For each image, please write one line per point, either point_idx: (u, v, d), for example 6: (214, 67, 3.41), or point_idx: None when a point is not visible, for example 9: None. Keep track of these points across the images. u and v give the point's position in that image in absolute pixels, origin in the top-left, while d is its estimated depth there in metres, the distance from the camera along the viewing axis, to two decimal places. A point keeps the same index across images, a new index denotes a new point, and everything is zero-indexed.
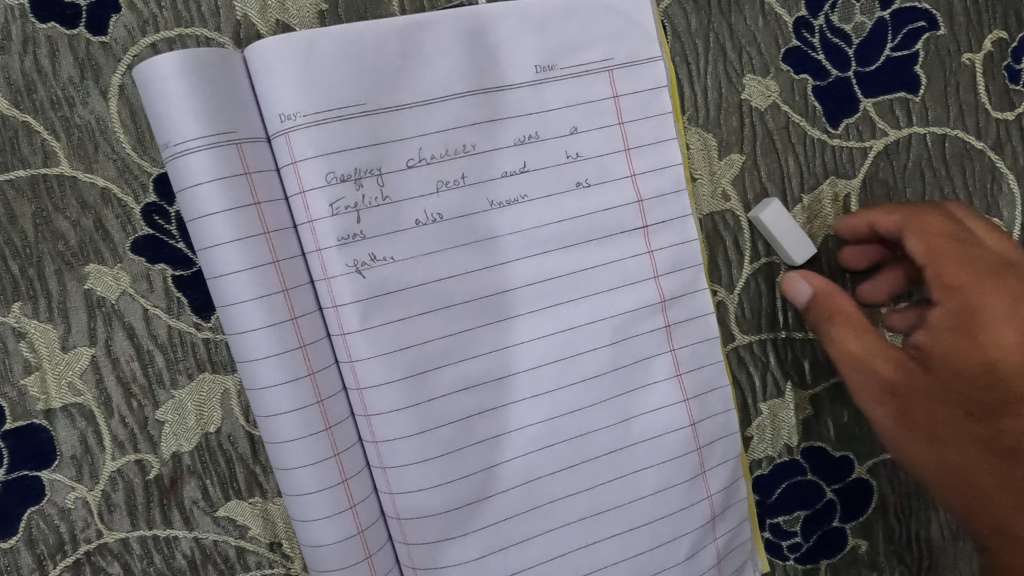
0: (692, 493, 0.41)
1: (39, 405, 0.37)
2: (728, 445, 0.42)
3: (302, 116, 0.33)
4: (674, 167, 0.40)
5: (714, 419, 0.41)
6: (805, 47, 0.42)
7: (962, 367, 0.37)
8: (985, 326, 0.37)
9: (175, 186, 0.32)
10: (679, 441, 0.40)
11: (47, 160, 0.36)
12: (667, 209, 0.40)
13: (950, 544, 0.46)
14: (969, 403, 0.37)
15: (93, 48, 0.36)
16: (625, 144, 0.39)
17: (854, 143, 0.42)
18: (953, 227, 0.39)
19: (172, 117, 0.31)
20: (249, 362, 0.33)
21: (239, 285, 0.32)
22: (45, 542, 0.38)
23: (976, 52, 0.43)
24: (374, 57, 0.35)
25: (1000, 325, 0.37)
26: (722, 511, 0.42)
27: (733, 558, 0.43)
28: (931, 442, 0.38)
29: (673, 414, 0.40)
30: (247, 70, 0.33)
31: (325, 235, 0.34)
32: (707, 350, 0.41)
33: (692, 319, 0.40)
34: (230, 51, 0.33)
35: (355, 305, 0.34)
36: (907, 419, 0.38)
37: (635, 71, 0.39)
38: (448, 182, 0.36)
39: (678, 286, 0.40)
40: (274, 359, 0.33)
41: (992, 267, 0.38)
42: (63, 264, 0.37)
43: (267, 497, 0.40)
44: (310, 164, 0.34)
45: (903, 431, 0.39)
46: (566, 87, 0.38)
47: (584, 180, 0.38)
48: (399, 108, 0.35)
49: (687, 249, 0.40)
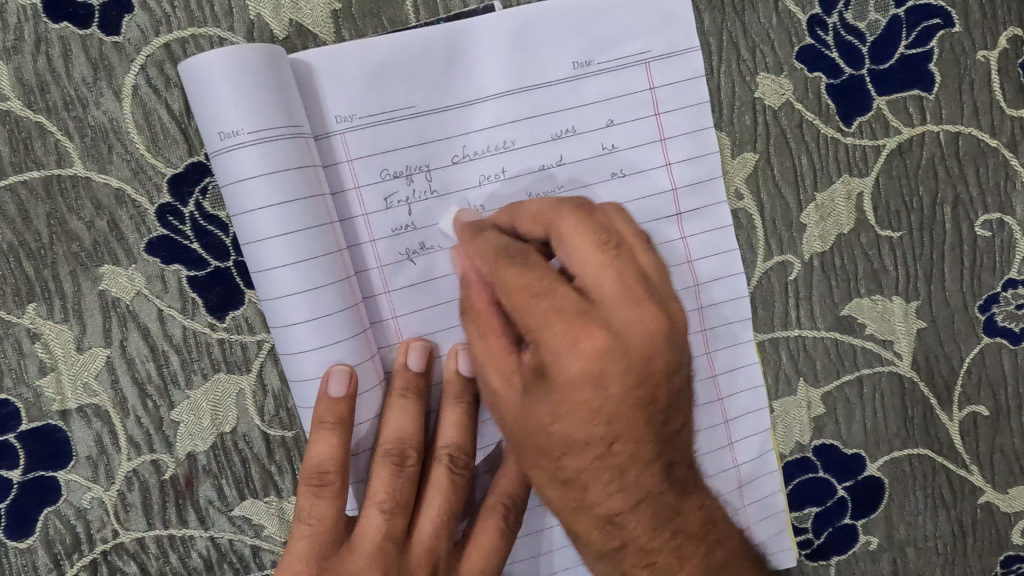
0: (719, 462, 0.43)
1: (54, 406, 0.37)
2: (758, 419, 0.43)
3: (357, 119, 0.37)
4: (711, 155, 0.41)
5: (742, 394, 0.43)
6: (819, 45, 0.41)
7: (542, 417, 0.33)
8: (557, 381, 0.32)
9: (223, 181, 0.33)
10: (708, 414, 0.42)
11: (61, 161, 0.36)
12: (701, 197, 0.41)
13: (959, 541, 0.46)
14: (538, 440, 0.34)
15: (106, 48, 0.36)
16: (660, 134, 0.40)
17: (867, 141, 0.42)
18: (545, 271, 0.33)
19: (225, 111, 0.32)
20: (300, 353, 0.35)
21: (290, 278, 0.33)
22: (62, 542, 0.38)
23: (991, 49, 0.42)
24: (420, 60, 0.37)
25: (596, 388, 0.32)
26: (750, 480, 0.44)
27: (765, 526, 0.44)
28: (563, 490, 0.35)
29: (701, 389, 0.42)
30: (303, 75, 0.36)
31: (377, 227, 0.38)
32: (739, 329, 0.42)
33: (726, 301, 0.42)
34: (274, 46, 0.33)
35: (404, 290, 0.38)
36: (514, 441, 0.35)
37: (671, 61, 0.40)
38: (489, 177, 0.39)
39: (712, 269, 0.41)
40: (330, 346, 0.35)
41: (585, 315, 0.32)
42: (78, 265, 0.37)
43: (282, 496, 0.40)
44: (364, 162, 0.37)
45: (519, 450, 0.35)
46: (602, 81, 0.39)
47: (619, 171, 0.40)
48: (443, 108, 0.38)
49: (721, 235, 0.41)
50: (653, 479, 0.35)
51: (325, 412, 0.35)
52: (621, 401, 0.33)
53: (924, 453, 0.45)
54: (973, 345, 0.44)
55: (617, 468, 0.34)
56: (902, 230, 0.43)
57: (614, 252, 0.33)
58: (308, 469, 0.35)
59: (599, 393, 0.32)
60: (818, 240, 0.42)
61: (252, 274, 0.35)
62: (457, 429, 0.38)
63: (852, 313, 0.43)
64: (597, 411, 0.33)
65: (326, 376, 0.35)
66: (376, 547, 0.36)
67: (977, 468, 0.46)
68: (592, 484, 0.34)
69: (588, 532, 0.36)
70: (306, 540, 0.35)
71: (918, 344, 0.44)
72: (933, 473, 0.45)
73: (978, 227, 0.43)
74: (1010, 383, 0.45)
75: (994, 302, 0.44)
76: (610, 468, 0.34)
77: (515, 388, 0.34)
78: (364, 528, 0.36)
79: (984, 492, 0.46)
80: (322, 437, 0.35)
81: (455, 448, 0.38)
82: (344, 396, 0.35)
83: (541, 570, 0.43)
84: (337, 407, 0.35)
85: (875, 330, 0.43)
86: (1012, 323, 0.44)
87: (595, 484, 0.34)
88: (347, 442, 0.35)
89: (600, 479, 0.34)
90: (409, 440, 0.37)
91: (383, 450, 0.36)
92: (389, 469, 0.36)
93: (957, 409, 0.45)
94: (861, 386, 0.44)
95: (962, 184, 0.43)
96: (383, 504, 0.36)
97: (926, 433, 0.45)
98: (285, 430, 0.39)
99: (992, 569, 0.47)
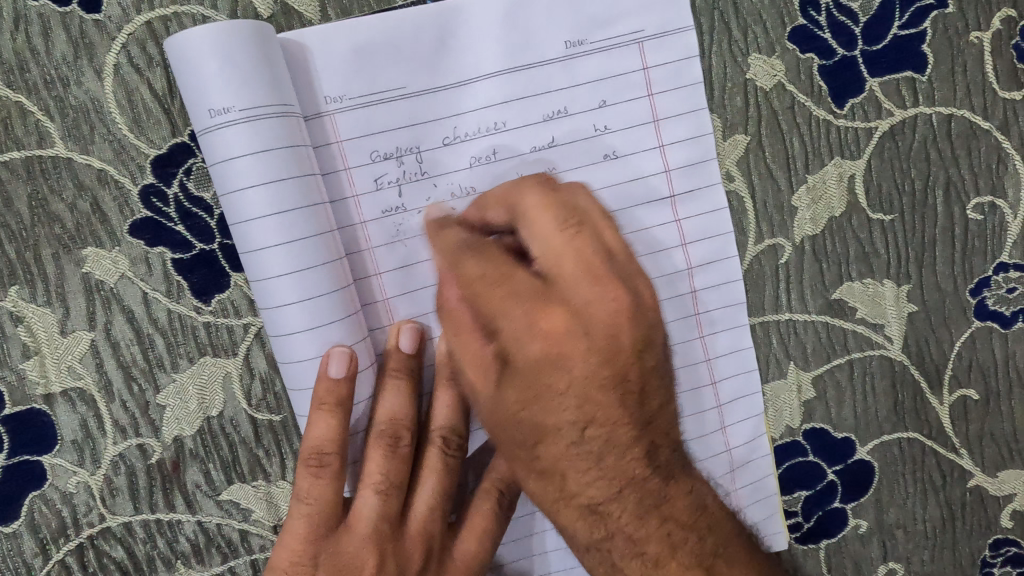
0: (711, 446, 0.43)
1: (38, 389, 0.37)
2: (751, 403, 0.43)
3: (347, 99, 0.36)
4: (705, 136, 0.40)
5: (736, 378, 0.43)
6: (811, 25, 0.41)
7: (510, 405, 0.33)
8: (518, 363, 0.33)
9: (212, 162, 0.33)
10: (700, 399, 0.43)
11: (42, 142, 0.36)
12: (696, 178, 0.41)
13: (947, 525, 0.47)
14: (507, 433, 0.34)
15: (87, 27, 0.35)
16: (653, 115, 0.40)
17: (859, 123, 0.42)
18: (498, 257, 0.33)
19: (217, 87, 0.31)
20: (292, 334, 0.34)
21: (277, 259, 0.33)
22: (48, 526, 0.38)
23: (984, 31, 0.42)
24: (410, 40, 0.36)
25: (560, 368, 0.33)
26: (742, 464, 0.44)
27: (756, 510, 0.45)
28: (544, 480, 0.35)
29: (695, 373, 0.42)
30: (294, 55, 0.35)
31: (368, 208, 0.37)
32: (733, 314, 0.42)
33: (720, 285, 0.42)
34: (262, 23, 0.33)
35: (395, 272, 0.38)
36: (502, 435, 0.35)
37: (664, 42, 0.39)
38: (480, 158, 0.38)
39: (706, 253, 0.41)
40: (321, 329, 0.34)
41: (538, 294, 0.33)
42: (60, 247, 0.36)
43: (270, 480, 0.40)
44: (354, 144, 0.37)
45: (500, 440, 0.35)
46: (595, 61, 0.39)
47: (612, 153, 0.40)
48: (435, 89, 0.37)
49: (716, 218, 0.41)
50: (636, 466, 0.35)
51: (325, 393, 0.35)
52: (591, 381, 0.33)
53: (913, 436, 0.45)
54: (964, 328, 0.44)
55: (591, 452, 0.34)
56: (892, 213, 0.43)
57: (580, 228, 0.33)
58: (306, 449, 0.35)
59: (567, 371, 0.33)
60: (810, 223, 0.42)
61: (240, 255, 0.34)
62: (451, 412, 0.38)
63: (843, 297, 0.43)
64: (565, 392, 0.33)
65: (324, 358, 0.34)
66: (371, 527, 0.36)
67: (967, 451, 0.46)
68: (570, 472, 0.34)
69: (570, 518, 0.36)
70: (304, 520, 0.35)
71: (909, 327, 0.44)
72: (923, 457, 0.45)
73: (970, 210, 0.43)
74: (1001, 366, 0.45)
75: (984, 286, 0.44)
76: (589, 454, 0.34)
77: (491, 379, 0.34)
78: (358, 508, 0.36)
79: (973, 476, 0.46)
80: (321, 417, 0.35)
81: (449, 431, 0.38)
82: (343, 377, 0.35)
83: (535, 549, 0.43)
84: (335, 389, 0.35)
85: (866, 314, 0.43)
86: (1002, 306, 0.44)
87: (574, 471, 0.34)
88: (346, 424, 0.35)
89: (575, 467, 0.34)
90: (402, 421, 0.37)
91: (378, 431, 0.36)
92: (383, 450, 0.36)
93: (947, 393, 0.45)
94: (851, 369, 0.44)
95: (954, 167, 0.43)
96: (377, 485, 0.36)
97: (916, 416, 0.45)
98: (273, 414, 0.39)
99: (980, 552, 0.47)
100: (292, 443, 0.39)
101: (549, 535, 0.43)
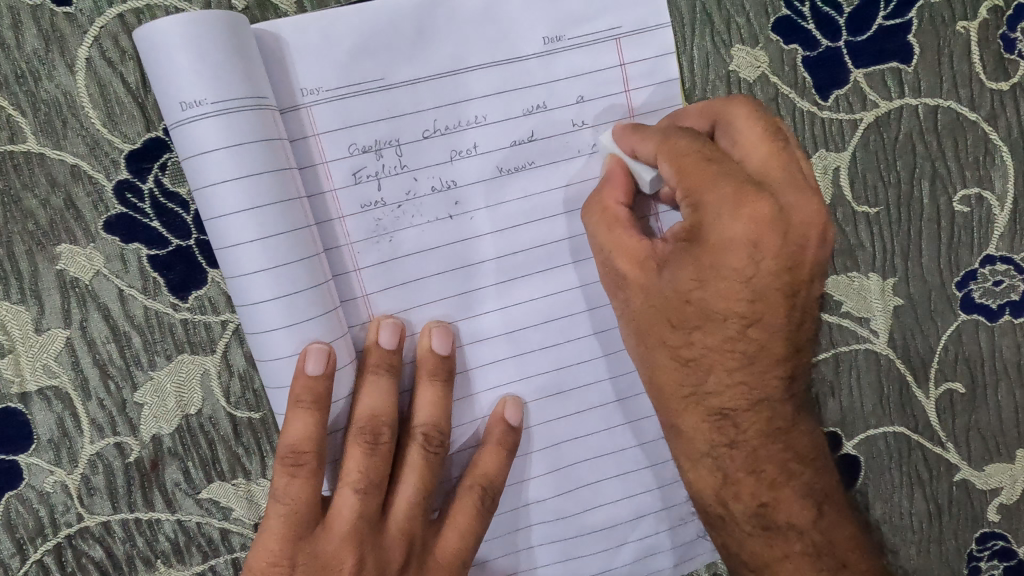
0: None
1: (13, 388, 0.36)
2: None
3: (324, 91, 0.36)
4: None
5: None
6: (795, 16, 0.40)
7: (685, 282, 0.35)
8: (710, 252, 0.34)
9: (185, 155, 0.32)
10: None
11: (13, 137, 0.35)
12: None
13: (934, 519, 0.46)
14: (669, 316, 0.36)
15: (58, 20, 0.35)
16: (629, 111, 0.40)
17: (844, 114, 0.41)
18: (707, 143, 0.35)
19: (188, 80, 0.31)
20: (268, 331, 0.34)
21: (252, 255, 0.33)
22: (25, 526, 0.37)
23: (971, 20, 0.41)
24: (388, 32, 0.36)
25: (749, 255, 0.34)
26: None
27: None
28: (687, 376, 0.38)
29: None
30: (270, 45, 0.34)
31: (346, 203, 0.37)
32: None
33: None
34: (236, 14, 0.32)
35: (375, 268, 0.37)
36: (640, 331, 0.38)
37: (642, 37, 0.39)
38: (460, 152, 0.38)
39: None
40: (299, 325, 0.34)
41: (737, 171, 0.34)
42: (34, 244, 0.36)
43: (251, 478, 0.39)
44: (332, 137, 0.36)
45: (644, 310, 0.37)
46: (573, 57, 0.39)
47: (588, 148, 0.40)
48: (414, 81, 0.37)
49: None
50: (775, 382, 0.38)
51: (303, 391, 0.34)
52: (767, 280, 0.35)
53: (900, 430, 0.45)
54: (951, 321, 0.44)
55: (740, 351, 0.37)
56: (878, 205, 0.42)
57: (778, 132, 0.35)
58: (284, 448, 0.35)
59: (750, 264, 0.35)
60: None
61: (215, 250, 0.34)
62: (433, 408, 0.38)
63: (828, 290, 0.43)
64: (746, 283, 0.35)
65: (302, 356, 0.34)
66: (350, 527, 0.36)
67: (953, 445, 0.45)
68: (716, 369, 0.37)
69: (697, 431, 0.39)
70: (281, 520, 0.35)
71: (895, 320, 0.43)
72: (909, 450, 0.45)
73: (956, 202, 0.43)
74: (987, 359, 0.45)
75: (971, 278, 0.44)
76: (740, 353, 0.37)
77: (652, 268, 0.36)
78: (338, 507, 0.36)
79: (960, 470, 0.46)
80: (299, 416, 0.34)
81: (430, 427, 0.38)
82: (320, 374, 0.34)
83: (519, 544, 0.43)
84: (312, 387, 0.34)
85: (852, 307, 0.43)
86: (989, 299, 0.44)
87: (715, 371, 0.37)
88: (324, 423, 0.35)
89: (720, 364, 0.37)
90: (383, 418, 0.36)
91: (357, 429, 0.36)
92: (362, 447, 0.36)
93: (933, 386, 0.45)
94: (837, 363, 0.43)
95: (940, 159, 0.42)
96: (357, 484, 0.36)
97: (902, 410, 0.45)
98: (252, 411, 0.39)
99: (967, 546, 0.47)
100: (272, 440, 0.39)
101: (534, 531, 0.43)
